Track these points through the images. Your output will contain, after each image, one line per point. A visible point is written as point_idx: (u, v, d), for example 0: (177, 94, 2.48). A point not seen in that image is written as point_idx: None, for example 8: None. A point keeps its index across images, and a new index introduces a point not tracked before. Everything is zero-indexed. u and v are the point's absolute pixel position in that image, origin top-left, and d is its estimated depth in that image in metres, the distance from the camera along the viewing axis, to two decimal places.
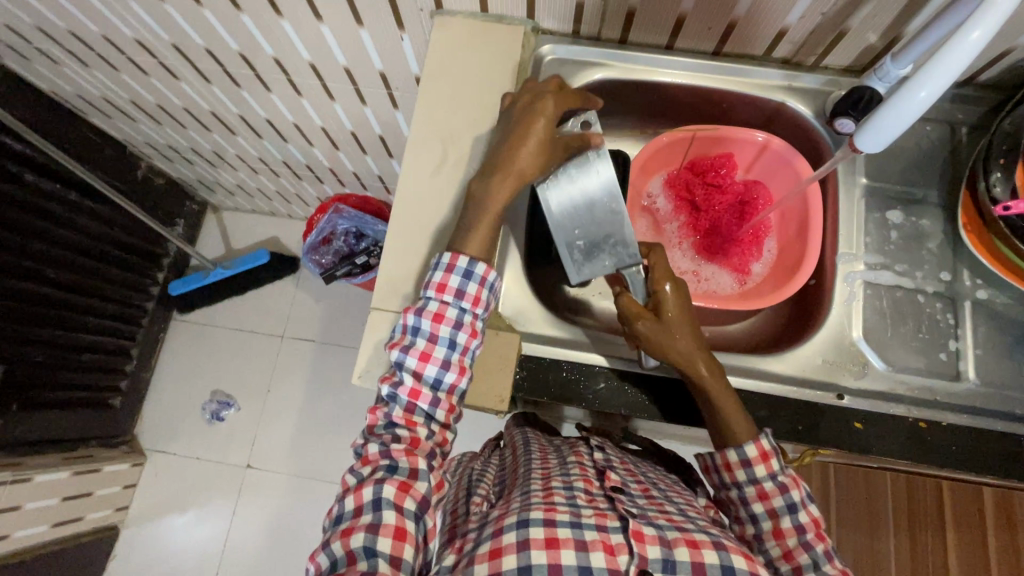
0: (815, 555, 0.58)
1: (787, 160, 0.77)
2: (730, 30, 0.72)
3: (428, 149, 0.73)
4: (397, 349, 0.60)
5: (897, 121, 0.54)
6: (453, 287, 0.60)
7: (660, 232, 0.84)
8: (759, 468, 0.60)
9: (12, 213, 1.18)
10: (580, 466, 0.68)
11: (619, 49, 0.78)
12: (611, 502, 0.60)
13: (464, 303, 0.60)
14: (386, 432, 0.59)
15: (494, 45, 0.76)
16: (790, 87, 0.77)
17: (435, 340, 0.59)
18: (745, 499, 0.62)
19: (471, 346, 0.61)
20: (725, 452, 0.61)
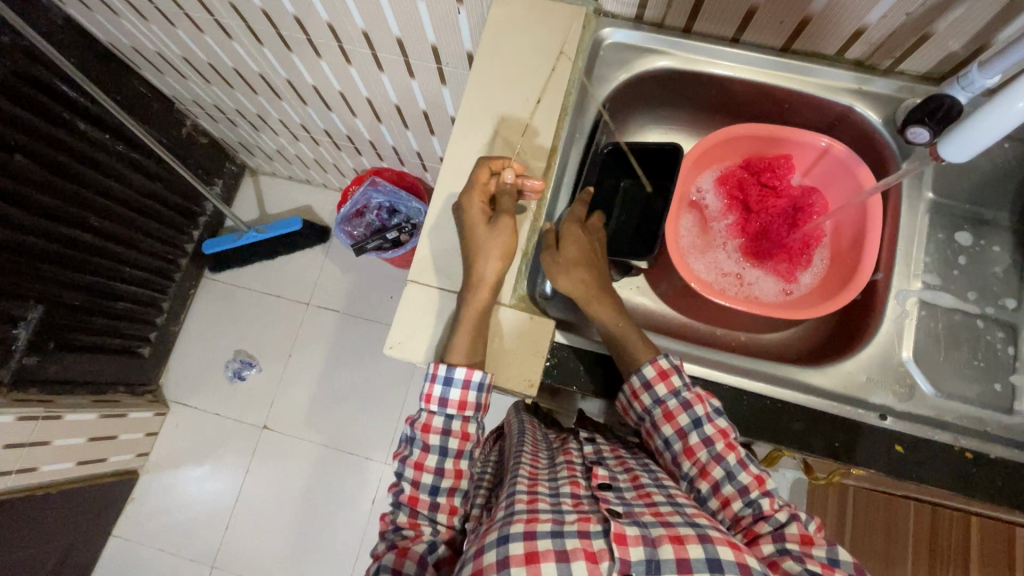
0: (729, 468, 0.60)
1: (848, 167, 0.74)
2: (803, 25, 0.69)
3: (477, 127, 0.72)
4: (399, 459, 0.68)
5: (988, 127, 0.51)
6: (438, 395, 0.65)
7: (707, 230, 0.81)
8: (661, 389, 0.63)
9: (64, 159, 1.21)
10: (569, 466, 0.68)
11: (682, 38, 0.75)
12: (596, 504, 0.60)
13: (450, 408, 0.65)
14: (393, 535, 0.64)
15: (553, 26, 0.74)
16: (861, 90, 0.73)
17: (427, 449, 0.66)
18: (657, 427, 0.64)
19: (463, 450, 0.67)
20: (628, 379, 0.63)
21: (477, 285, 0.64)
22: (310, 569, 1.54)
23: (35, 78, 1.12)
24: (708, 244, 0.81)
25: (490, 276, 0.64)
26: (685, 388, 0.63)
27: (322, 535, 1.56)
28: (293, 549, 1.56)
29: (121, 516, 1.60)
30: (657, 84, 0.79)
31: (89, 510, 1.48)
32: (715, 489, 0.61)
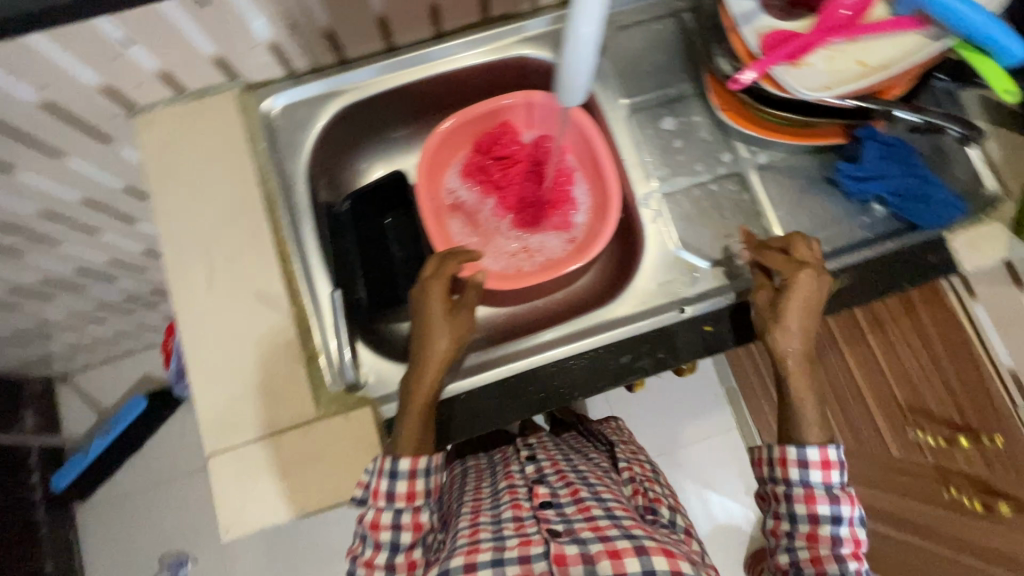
0: (845, 569, 0.57)
1: (554, 108, 0.77)
2: (435, 11, 0.69)
3: (190, 263, 0.65)
4: (351, 555, 0.60)
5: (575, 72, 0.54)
6: (385, 490, 0.57)
7: (478, 225, 0.80)
8: (815, 474, 0.60)
9: None
10: (511, 490, 0.67)
11: (343, 71, 0.73)
12: (538, 525, 0.59)
13: (399, 501, 0.58)
14: None
15: (214, 125, 0.69)
16: (523, 38, 0.75)
17: (378, 546, 0.58)
18: (788, 499, 0.61)
19: (417, 543, 0.59)
20: (784, 446, 0.61)
21: (428, 360, 0.61)
22: None
23: None
24: (485, 236, 0.80)
25: (444, 352, 0.61)
26: (842, 478, 0.60)
27: None
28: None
29: None
30: (353, 121, 0.76)
31: None
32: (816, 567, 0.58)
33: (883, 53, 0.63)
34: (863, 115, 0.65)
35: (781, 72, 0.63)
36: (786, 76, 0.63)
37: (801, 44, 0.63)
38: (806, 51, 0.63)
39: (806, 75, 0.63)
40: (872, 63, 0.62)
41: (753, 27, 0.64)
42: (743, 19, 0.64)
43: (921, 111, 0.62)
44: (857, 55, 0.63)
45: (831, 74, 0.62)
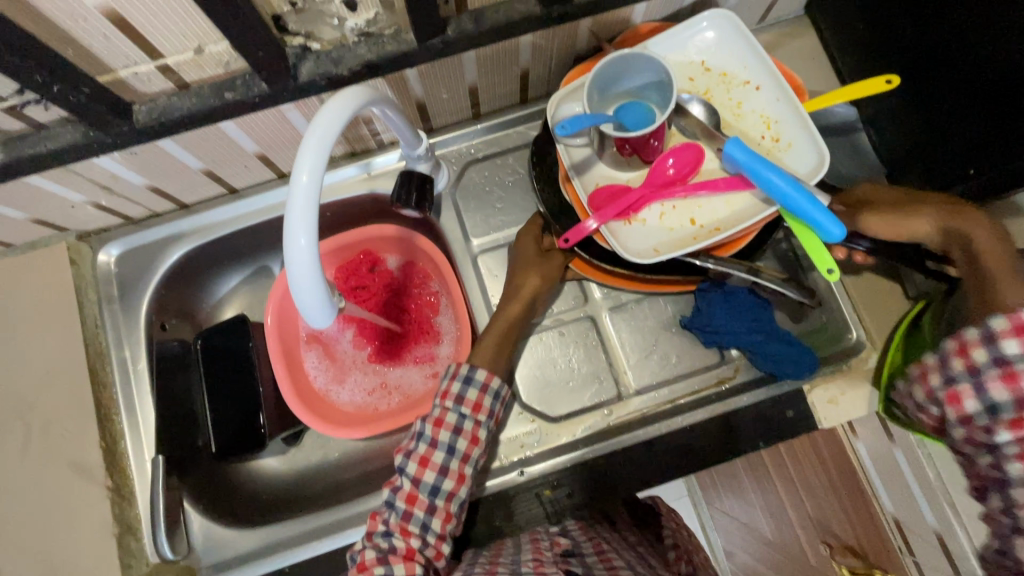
0: None
1: (410, 242, 0.74)
2: (266, 159, 0.67)
3: (7, 431, 0.63)
4: (388, 487, 0.57)
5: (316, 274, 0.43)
6: (454, 392, 0.59)
7: (334, 357, 0.77)
8: (1009, 346, 0.45)
9: None
10: (533, 534, 0.60)
11: (186, 215, 0.71)
12: (557, 567, 0.52)
13: (466, 409, 0.58)
14: (383, 540, 0.54)
15: (42, 279, 0.67)
16: (371, 176, 0.72)
17: (418, 483, 0.56)
18: (981, 387, 0.47)
19: (457, 493, 0.57)
20: (958, 333, 0.48)
21: (511, 298, 0.64)
22: None
23: None
24: (342, 371, 0.77)
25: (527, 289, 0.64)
26: None
27: None
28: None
29: None
30: (199, 262, 0.74)
31: None
32: (971, 371, 0.47)
33: (715, 212, 0.58)
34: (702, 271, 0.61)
35: (610, 228, 0.58)
36: (613, 232, 0.58)
37: (632, 201, 0.58)
38: (639, 207, 0.59)
39: (635, 232, 0.59)
40: (704, 224, 0.58)
41: (583, 178, 0.61)
42: (574, 169, 0.60)
43: (756, 271, 0.59)
44: (689, 211, 0.59)
45: (663, 236, 0.58)
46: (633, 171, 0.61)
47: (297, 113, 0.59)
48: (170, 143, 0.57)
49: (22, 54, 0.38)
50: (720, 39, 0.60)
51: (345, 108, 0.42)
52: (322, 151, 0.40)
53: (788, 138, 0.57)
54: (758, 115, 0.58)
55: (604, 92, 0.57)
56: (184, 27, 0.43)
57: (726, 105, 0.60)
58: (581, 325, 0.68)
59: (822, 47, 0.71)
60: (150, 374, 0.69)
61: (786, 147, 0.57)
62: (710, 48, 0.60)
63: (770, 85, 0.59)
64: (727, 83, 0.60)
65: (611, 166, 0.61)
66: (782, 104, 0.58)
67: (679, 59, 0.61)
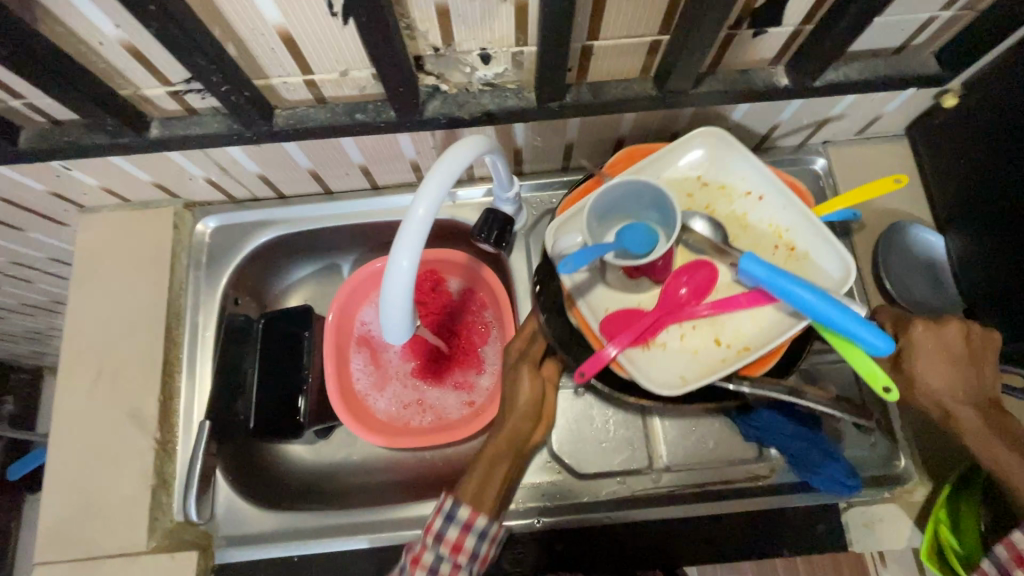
0: None
1: (476, 271, 0.78)
2: (368, 171, 0.72)
3: (82, 367, 0.68)
4: None
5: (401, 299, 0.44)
6: (436, 530, 0.53)
7: (380, 364, 0.80)
8: None
9: None
10: None
11: (281, 205, 0.77)
12: None
13: (445, 550, 0.53)
14: None
15: (146, 236, 0.73)
16: (455, 203, 0.76)
17: None
18: None
19: None
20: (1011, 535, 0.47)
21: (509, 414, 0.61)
22: None
23: None
24: (384, 378, 0.80)
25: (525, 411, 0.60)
26: None
27: None
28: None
29: None
30: (282, 248, 0.79)
31: None
32: None
33: (741, 330, 0.56)
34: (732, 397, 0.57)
35: (630, 356, 0.55)
36: (633, 362, 0.55)
37: (650, 326, 0.56)
38: (658, 330, 0.57)
39: (660, 362, 0.56)
40: (730, 343, 0.56)
41: (589, 302, 0.58)
42: (577, 294, 0.58)
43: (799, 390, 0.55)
44: (714, 332, 0.57)
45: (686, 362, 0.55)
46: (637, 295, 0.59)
47: (408, 138, 0.64)
48: (293, 145, 0.63)
49: (207, 59, 0.44)
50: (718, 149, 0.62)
51: (468, 152, 0.46)
52: (441, 187, 0.44)
53: (804, 248, 0.58)
54: (769, 225, 0.59)
55: (600, 217, 0.56)
56: (340, 54, 0.49)
57: (729, 213, 0.61)
58: None
59: (917, 167, 0.72)
60: (213, 343, 0.73)
61: (806, 256, 0.58)
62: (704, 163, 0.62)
63: (774, 197, 0.60)
64: (727, 195, 0.61)
65: (614, 288, 0.59)
66: (791, 210, 0.59)
67: (674, 175, 0.62)
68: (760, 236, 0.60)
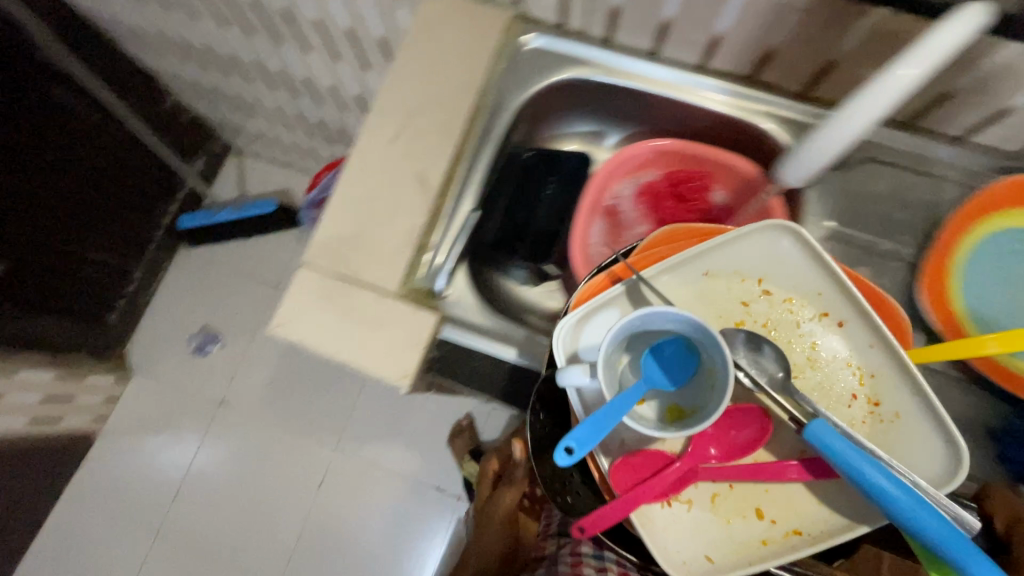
0: None
1: (757, 193, 0.75)
2: (714, 45, 0.70)
3: (388, 119, 0.73)
4: None
5: (817, 154, 0.57)
6: None
7: (619, 240, 0.82)
8: None
9: (22, 133, 1.29)
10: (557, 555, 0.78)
11: (603, 48, 0.76)
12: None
13: None
14: None
15: (477, 28, 0.75)
16: (773, 113, 0.73)
17: None
18: None
19: None
20: None
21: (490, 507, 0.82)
22: (258, 540, 1.70)
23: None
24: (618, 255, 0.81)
25: None
26: None
27: (279, 492, 1.74)
28: (253, 514, 1.72)
29: (73, 480, 1.75)
30: (579, 92, 0.79)
31: (35, 469, 1.59)
32: None
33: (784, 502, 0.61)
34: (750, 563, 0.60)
35: (644, 515, 0.59)
36: (646, 517, 0.59)
37: (674, 483, 0.60)
38: (683, 487, 0.61)
39: (685, 517, 0.60)
40: (771, 518, 0.61)
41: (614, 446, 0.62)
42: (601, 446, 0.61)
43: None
44: (755, 498, 0.62)
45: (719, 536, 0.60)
46: (666, 444, 0.62)
47: (797, 20, 0.61)
48: None
49: None
50: (787, 265, 0.63)
51: (974, 23, 0.45)
52: (926, 61, 0.46)
53: (891, 406, 0.60)
54: (843, 365, 0.62)
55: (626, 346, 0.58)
56: None
57: (810, 345, 0.63)
58: None
59: None
60: (495, 148, 0.75)
61: (895, 416, 0.60)
62: (768, 269, 0.64)
63: (859, 329, 0.61)
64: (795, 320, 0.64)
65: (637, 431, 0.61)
66: (875, 353, 0.61)
67: (733, 283, 0.64)
68: (835, 379, 0.63)
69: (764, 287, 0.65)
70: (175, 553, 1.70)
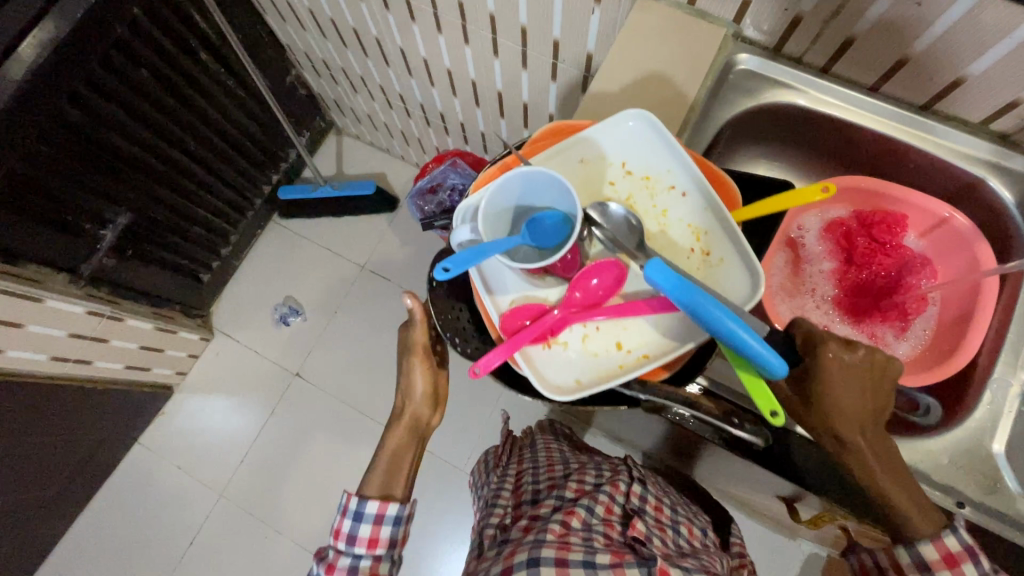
0: None
1: (967, 243, 0.71)
2: (953, 86, 0.67)
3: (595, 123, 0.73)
4: (347, 535, 0.79)
5: None
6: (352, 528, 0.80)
7: (800, 273, 0.78)
8: None
9: (167, 90, 1.33)
10: (605, 503, 0.88)
11: (818, 76, 0.74)
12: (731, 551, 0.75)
13: (365, 541, 0.80)
14: (352, 554, 0.79)
15: (693, 40, 0.74)
16: (997, 165, 0.70)
17: (378, 524, 0.81)
18: None
19: (378, 552, 0.80)
20: None
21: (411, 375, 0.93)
22: (316, 516, 1.71)
23: (161, 18, 1.24)
24: (797, 288, 0.77)
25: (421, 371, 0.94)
26: None
27: (340, 470, 1.74)
28: (314, 488, 1.74)
29: (148, 428, 1.80)
30: (780, 118, 0.77)
31: (120, 412, 1.64)
32: None
33: (637, 338, 0.67)
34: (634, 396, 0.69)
35: (529, 354, 0.67)
36: (542, 357, 0.67)
37: (553, 326, 0.67)
38: (561, 329, 0.67)
39: (560, 355, 0.67)
40: (630, 350, 0.67)
41: (504, 296, 0.69)
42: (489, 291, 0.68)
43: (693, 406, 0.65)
44: (616, 336, 0.67)
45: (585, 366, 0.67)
46: (546, 288, 0.69)
47: None
48: (956, 19, 0.60)
49: None
50: (637, 146, 0.68)
51: None
52: None
53: (719, 253, 0.65)
54: (686, 228, 0.67)
55: (498, 210, 0.65)
56: None
57: (653, 212, 0.68)
58: None
59: None
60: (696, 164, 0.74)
61: (720, 263, 0.65)
62: (624, 143, 0.68)
63: (693, 198, 0.67)
64: (651, 190, 0.68)
65: (521, 283, 0.69)
66: (708, 214, 0.66)
67: (602, 157, 0.69)
68: (677, 238, 0.67)
69: (626, 167, 0.68)
70: (236, 514, 1.73)
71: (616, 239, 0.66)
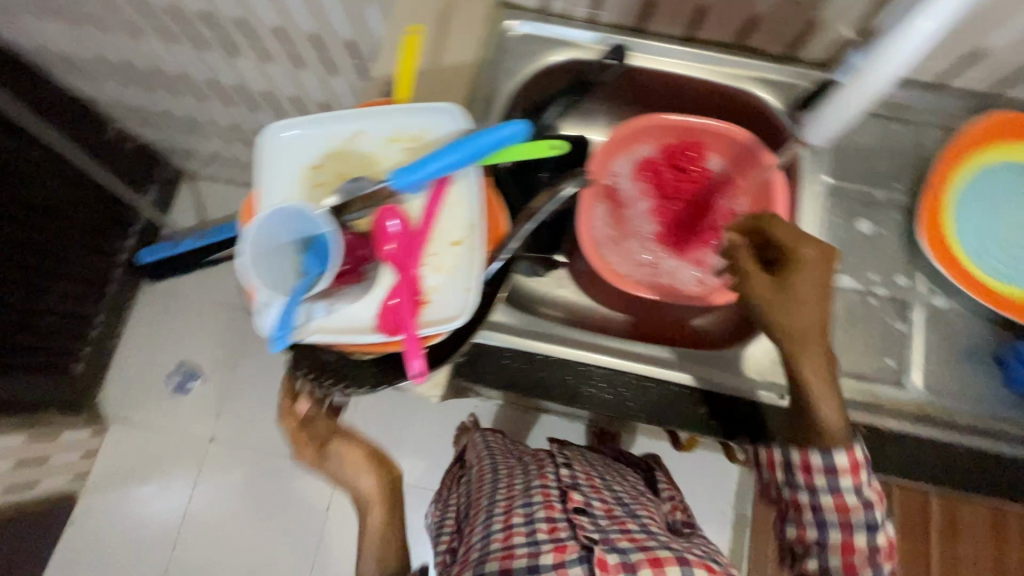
0: None
1: (752, 153, 0.75)
2: (702, 12, 0.70)
3: None
4: None
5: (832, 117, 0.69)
6: None
7: (622, 220, 0.80)
8: None
9: None
10: (544, 491, 0.84)
11: (587, 26, 0.75)
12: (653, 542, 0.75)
13: None
14: None
15: (458, 16, 0.73)
16: (761, 77, 0.75)
17: None
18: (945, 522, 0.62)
19: None
20: None
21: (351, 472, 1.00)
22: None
23: None
24: (623, 234, 0.80)
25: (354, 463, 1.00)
26: None
27: (283, 523, 1.67)
28: (261, 549, 1.66)
29: (57, 544, 1.64)
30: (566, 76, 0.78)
31: (17, 538, 1.48)
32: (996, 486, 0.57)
33: (454, 221, 0.58)
34: (515, 261, 0.61)
35: (428, 320, 0.55)
36: (438, 311, 0.56)
37: (411, 284, 0.56)
38: (417, 282, 0.56)
39: (447, 297, 0.56)
40: (460, 233, 0.58)
41: (349, 317, 0.56)
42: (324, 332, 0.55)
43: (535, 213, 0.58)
44: (446, 239, 0.58)
45: (461, 277, 0.57)
46: (375, 280, 0.57)
47: None
48: None
49: None
50: (291, 141, 0.59)
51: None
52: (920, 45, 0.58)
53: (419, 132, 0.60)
54: (388, 143, 0.60)
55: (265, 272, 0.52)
56: None
57: (357, 164, 0.60)
58: (920, 303, 0.71)
59: None
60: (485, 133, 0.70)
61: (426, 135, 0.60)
62: (281, 150, 0.59)
63: (366, 122, 0.60)
64: (338, 152, 0.60)
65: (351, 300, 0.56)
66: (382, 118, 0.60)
67: (279, 176, 0.58)
68: (392, 156, 0.60)
69: (305, 163, 0.59)
70: None
71: (365, 194, 0.55)
